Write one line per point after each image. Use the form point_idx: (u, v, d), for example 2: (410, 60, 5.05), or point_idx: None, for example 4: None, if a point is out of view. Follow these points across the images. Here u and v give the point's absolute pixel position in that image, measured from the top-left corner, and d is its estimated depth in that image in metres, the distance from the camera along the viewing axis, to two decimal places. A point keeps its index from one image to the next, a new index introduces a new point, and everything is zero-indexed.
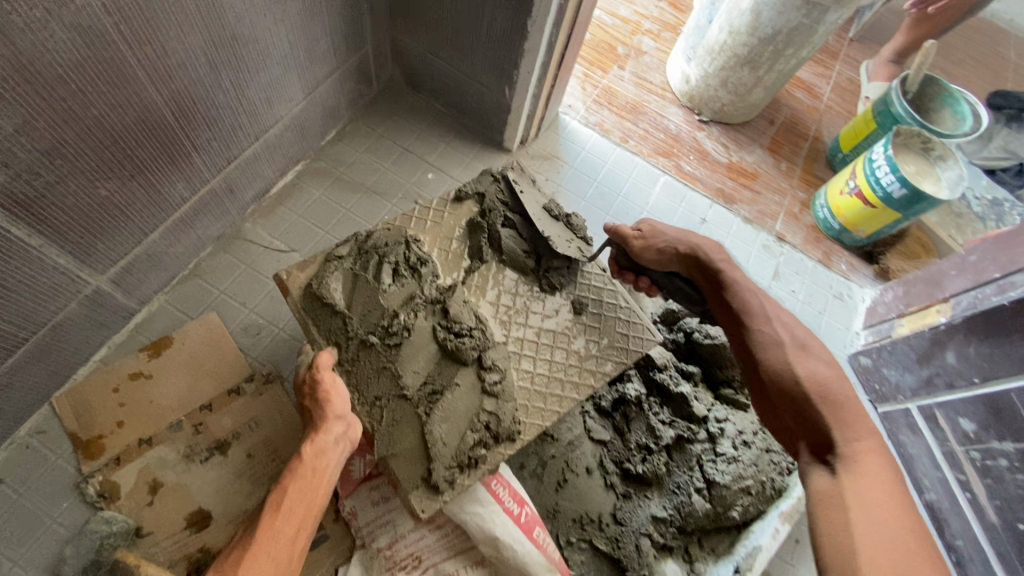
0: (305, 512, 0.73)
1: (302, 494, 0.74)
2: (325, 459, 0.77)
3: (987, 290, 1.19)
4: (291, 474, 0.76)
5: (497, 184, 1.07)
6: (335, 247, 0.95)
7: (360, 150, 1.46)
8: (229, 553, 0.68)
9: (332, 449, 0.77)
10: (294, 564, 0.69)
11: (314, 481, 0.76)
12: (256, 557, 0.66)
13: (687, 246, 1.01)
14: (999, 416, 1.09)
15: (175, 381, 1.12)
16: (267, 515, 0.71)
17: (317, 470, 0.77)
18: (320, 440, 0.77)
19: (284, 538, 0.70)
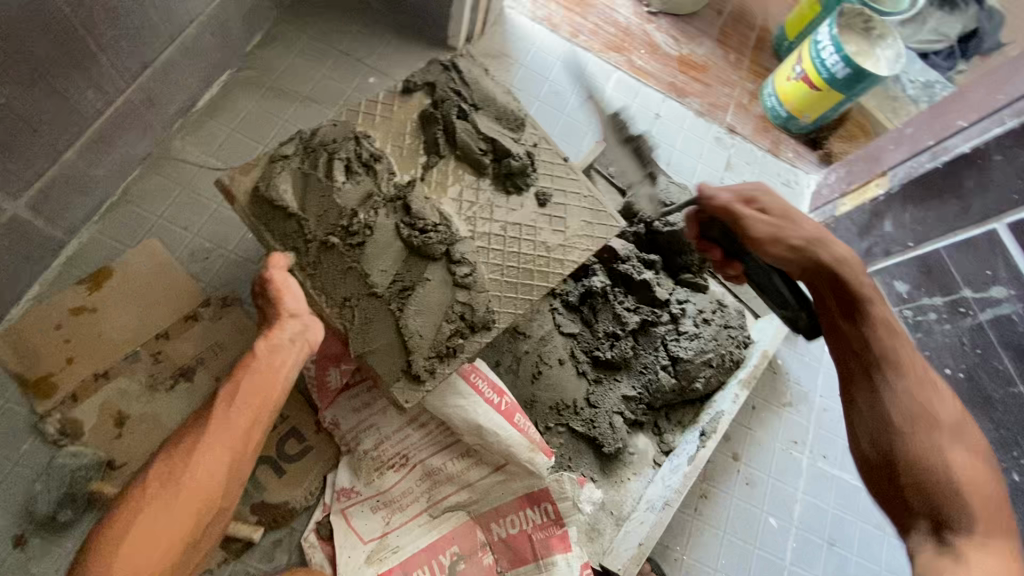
0: (260, 405, 0.67)
1: (255, 388, 0.68)
2: (280, 355, 0.71)
3: (922, 158, 1.25)
4: (245, 366, 0.69)
5: (447, 73, 1.01)
6: (280, 147, 0.89)
7: (292, 55, 1.35)
8: (179, 438, 0.64)
9: (287, 347, 0.72)
10: (252, 455, 0.66)
11: (268, 377, 0.69)
12: (208, 446, 0.63)
13: (823, 252, 0.80)
14: (929, 274, 1.24)
15: (124, 313, 1.05)
16: (218, 406, 0.66)
17: (272, 367, 0.70)
18: (274, 338, 0.72)
19: (237, 431, 0.65)
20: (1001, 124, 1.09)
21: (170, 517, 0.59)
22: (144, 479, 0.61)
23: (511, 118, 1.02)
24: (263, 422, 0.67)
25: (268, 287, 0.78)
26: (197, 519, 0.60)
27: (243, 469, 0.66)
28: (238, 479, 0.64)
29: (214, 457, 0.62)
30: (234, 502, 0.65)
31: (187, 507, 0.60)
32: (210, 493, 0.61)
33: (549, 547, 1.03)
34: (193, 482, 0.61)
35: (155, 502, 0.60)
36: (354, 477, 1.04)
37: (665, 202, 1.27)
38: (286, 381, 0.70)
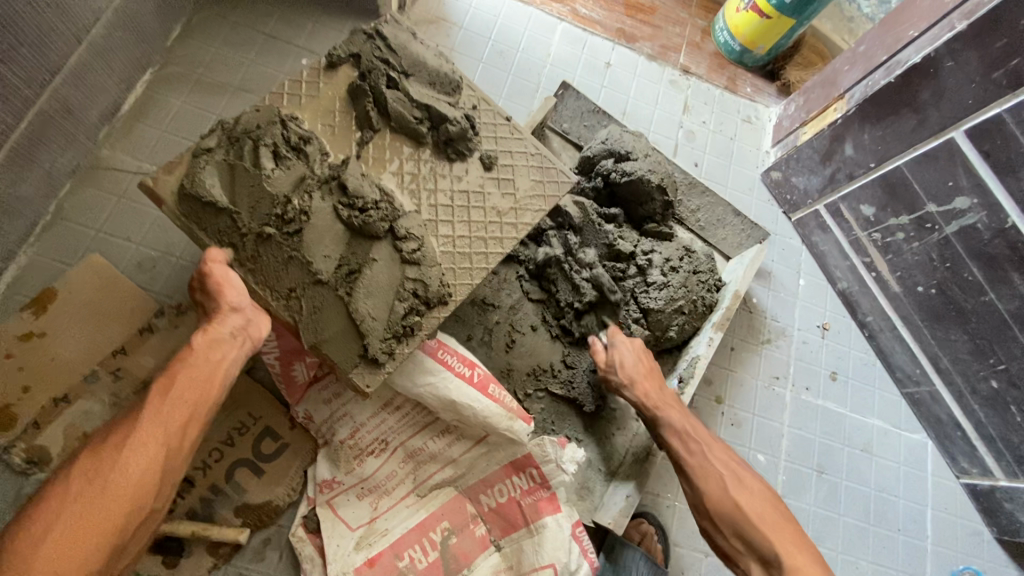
0: (198, 400, 0.67)
1: (193, 382, 0.68)
2: (219, 351, 0.71)
3: (876, 75, 1.22)
4: (183, 361, 0.69)
5: (371, 41, 0.96)
6: (201, 140, 0.85)
7: (217, 45, 1.28)
8: (110, 433, 0.63)
9: (228, 342, 0.72)
10: (186, 451, 0.65)
11: (208, 371, 0.69)
12: (140, 442, 0.62)
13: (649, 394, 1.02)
14: (893, 193, 1.23)
15: (75, 333, 1.02)
16: (152, 399, 0.65)
17: (212, 363, 0.70)
18: (213, 331, 0.71)
19: (172, 425, 0.64)
20: (952, 29, 1.05)
21: (100, 513, 0.58)
22: (72, 473, 0.60)
23: (445, 82, 0.97)
24: (200, 419, 0.67)
25: (208, 281, 0.76)
26: (127, 515, 0.59)
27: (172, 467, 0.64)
28: (171, 475, 0.63)
29: (147, 453, 0.62)
30: (167, 503, 0.64)
31: (118, 501, 0.59)
32: (142, 487, 0.60)
33: (538, 511, 1.04)
34: (122, 477, 0.60)
35: (81, 498, 0.58)
36: (333, 467, 1.02)
37: (619, 153, 1.24)
38: (224, 378, 0.70)
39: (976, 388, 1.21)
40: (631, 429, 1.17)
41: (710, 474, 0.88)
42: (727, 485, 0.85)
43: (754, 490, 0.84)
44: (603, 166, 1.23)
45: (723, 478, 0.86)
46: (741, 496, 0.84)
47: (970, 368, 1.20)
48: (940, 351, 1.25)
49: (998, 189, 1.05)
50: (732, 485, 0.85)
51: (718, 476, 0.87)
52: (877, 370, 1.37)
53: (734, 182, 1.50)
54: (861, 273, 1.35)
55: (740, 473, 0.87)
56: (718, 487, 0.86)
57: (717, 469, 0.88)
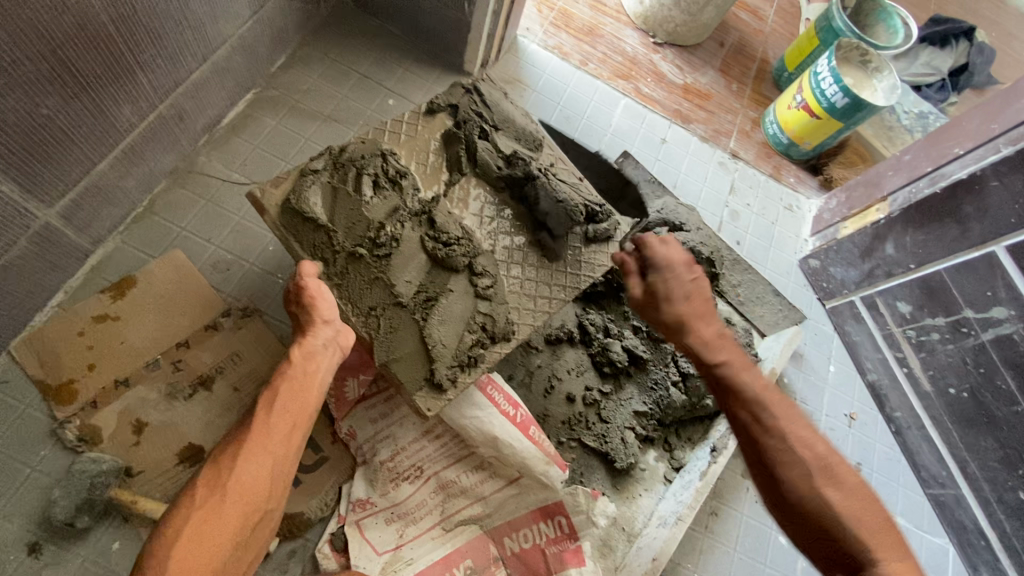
0: (298, 410, 0.72)
1: (294, 395, 0.73)
2: (315, 362, 0.77)
3: (920, 183, 1.31)
4: (283, 374, 0.74)
5: (468, 96, 1.06)
6: (310, 162, 0.93)
7: (314, 76, 1.40)
8: (224, 448, 0.68)
9: (321, 352, 0.78)
10: (293, 459, 0.70)
11: (306, 383, 0.75)
12: (253, 450, 0.66)
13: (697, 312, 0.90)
14: (931, 295, 1.29)
15: (146, 321, 1.07)
16: (259, 413, 0.70)
17: (308, 372, 0.76)
18: (309, 343, 0.77)
19: (278, 435, 0.69)
20: (997, 152, 1.15)
21: (220, 518, 0.62)
22: (194, 486, 0.64)
23: (530, 139, 1.06)
24: (303, 427, 0.72)
25: (303, 295, 0.82)
26: (245, 519, 0.63)
27: (280, 472, 0.68)
28: (282, 482, 0.68)
29: (260, 462, 0.66)
30: (279, 504, 0.67)
31: (235, 508, 0.63)
32: (256, 493, 0.65)
33: (563, 561, 1.04)
34: (240, 484, 0.64)
35: (204, 507, 0.62)
36: (369, 487, 1.04)
37: (673, 224, 1.32)
38: (319, 388, 0.76)
39: (1003, 497, 1.20)
40: None
41: (846, 483, 0.72)
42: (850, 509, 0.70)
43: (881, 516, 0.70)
44: (656, 233, 1.31)
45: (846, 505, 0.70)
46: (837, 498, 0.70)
47: (999, 478, 1.20)
48: (968, 456, 1.26)
49: None
50: (868, 507, 0.71)
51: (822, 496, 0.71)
52: (902, 467, 1.37)
53: (773, 264, 1.56)
54: (893, 368, 1.38)
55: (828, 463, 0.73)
56: (845, 503, 0.70)
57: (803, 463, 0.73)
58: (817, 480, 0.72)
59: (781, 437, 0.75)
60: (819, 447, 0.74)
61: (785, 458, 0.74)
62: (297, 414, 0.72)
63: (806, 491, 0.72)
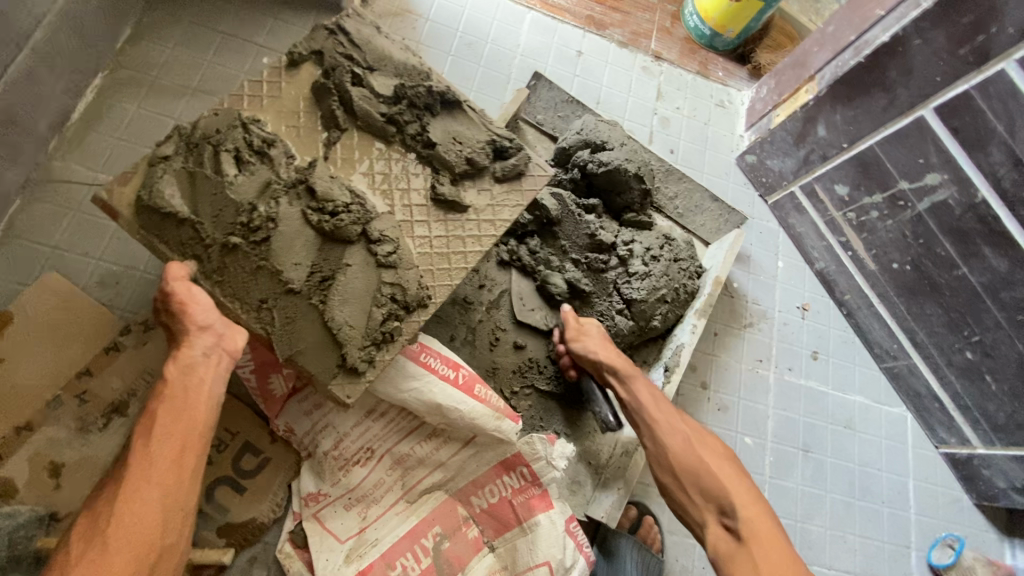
0: (184, 431, 0.66)
1: (177, 418, 0.67)
2: (196, 374, 0.70)
3: (845, 55, 1.23)
4: (160, 395, 0.68)
5: (333, 37, 0.93)
6: (158, 148, 0.81)
7: (171, 45, 1.22)
8: (104, 491, 0.62)
9: (201, 363, 0.71)
10: (188, 487, 0.64)
11: (188, 401, 0.68)
12: (132, 488, 0.61)
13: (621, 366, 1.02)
14: (867, 172, 1.24)
15: (35, 357, 0.97)
16: (137, 445, 0.64)
17: (190, 387, 0.69)
18: (184, 356, 0.70)
19: (162, 466, 0.63)
20: (917, 7, 1.07)
21: (102, 568, 0.56)
22: (72, 541, 0.59)
23: (414, 74, 0.94)
24: (194, 450, 0.66)
25: (171, 302, 0.73)
26: (137, 565, 0.58)
27: (172, 502, 0.62)
28: (179, 512, 0.63)
29: (142, 498, 0.61)
30: (181, 537, 0.63)
31: (122, 555, 0.58)
32: (145, 532, 0.59)
33: (530, 508, 1.03)
34: (122, 528, 0.59)
35: (84, 562, 0.57)
36: (319, 479, 1.00)
37: (594, 143, 1.23)
38: (208, 402, 0.70)
39: (952, 360, 1.23)
40: (600, 411, 1.08)
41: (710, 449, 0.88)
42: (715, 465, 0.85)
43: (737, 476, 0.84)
44: (579, 156, 1.22)
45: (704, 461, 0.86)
46: (704, 454, 0.87)
47: (945, 341, 1.23)
48: (916, 326, 1.27)
49: (967, 163, 1.07)
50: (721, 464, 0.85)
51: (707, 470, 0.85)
52: (856, 347, 1.39)
53: (711, 167, 1.49)
54: (838, 252, 1.37)
55: (702, 435, 0.91)
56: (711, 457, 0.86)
57: (683, 432, 0.91)
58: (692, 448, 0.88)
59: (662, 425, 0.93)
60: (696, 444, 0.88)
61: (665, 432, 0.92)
62: (184, 436, 0.66)
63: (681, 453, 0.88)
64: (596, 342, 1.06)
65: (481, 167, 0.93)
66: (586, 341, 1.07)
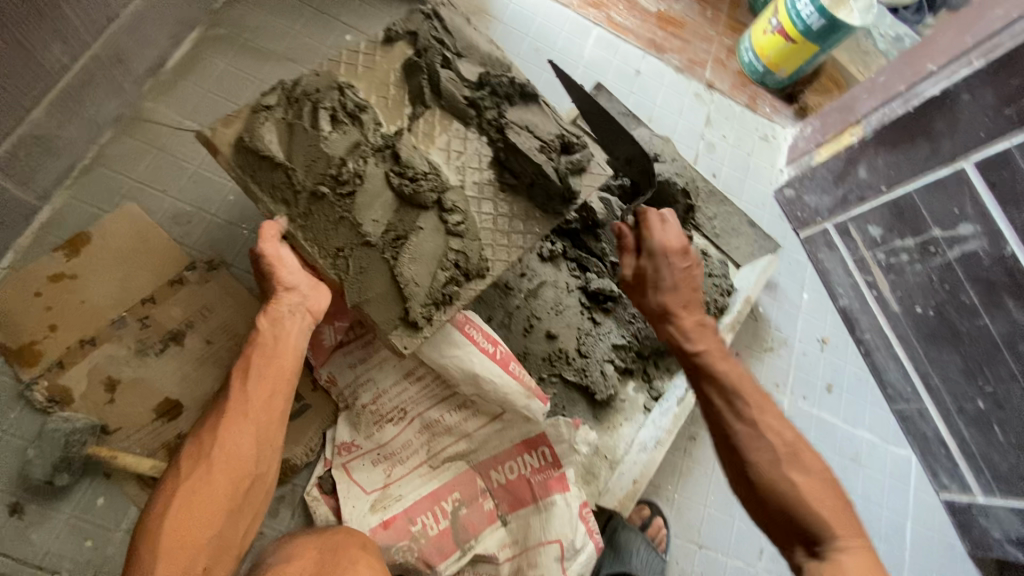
0: (274, 376, 0.74)
1: (268, 363, 0.75)
2: (283, 326, 0.80)
3: (894, 105, 1.31)
4: (255, 342, 0.77)
5: (429, 22, 1.01)
6: (262, 98, 0.88)
7: (264, 11, 1.30)
8: (206, 419, 0.70)
9: (288, 318, 0.81)
10: (278, 423, 0.72)
11: (278, 350, 0.77)
12: (233, 418, 0.69)
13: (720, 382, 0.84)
14: (901, 216, 1.30)
15: (107, 278, 1.03)
16: (234, 383, 0.72)
17: (279, 338, 0.78)
18: (274, 310, 0.80)
19: (257, 404, 0.71)
20: (969, 66, 1.14)
21: (207, 485, 0.64)
22: (179, 460, 0.66)
23: (497, 65, 1.01)
24: (283, 393, 0.74)
25: (262, 260, 0.81)
26: (235, 485, 0.66)
27: (265, 436, 0.70)
28: (270, 446, 0.71)
29: (241, 428, 0.69)
30: (271, 467, 0.70)
31: (223, 475, 0.65)
32: (243, 458, 0.67)
33: (547, 488, 1.07)
34: (224, 452, 0.66)
35: (190, 477, 0.64)
36: (353, 431, 1.04)
37: (648, 155, 1.29)
38: (293, 354, 0.78)
39: (963, 407, 1.26)
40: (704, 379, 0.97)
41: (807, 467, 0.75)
42: (812, 494, 0.73)
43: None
44: (632, 165, 1.26)
45: (802, 489, 0.73)
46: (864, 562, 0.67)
47: (959, 388, 1.27)
48: (931, 370, 1.31)
49: (1002, 220, 1.10)
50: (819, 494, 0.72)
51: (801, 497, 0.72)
52: (868, 384, 1.47)
53: (749, 195, 1.56)
54: (863, 291, 1.42)
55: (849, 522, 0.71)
56: (809, 485, 0.73)
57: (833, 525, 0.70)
58: (785, 470, 0.74)
59: (752, 431, 0.78)
60: (792, 475, 0.74)
61: (750, 439, 0.78)
62: (274, 381, 0.74)
63: (770, 474, 0.75)
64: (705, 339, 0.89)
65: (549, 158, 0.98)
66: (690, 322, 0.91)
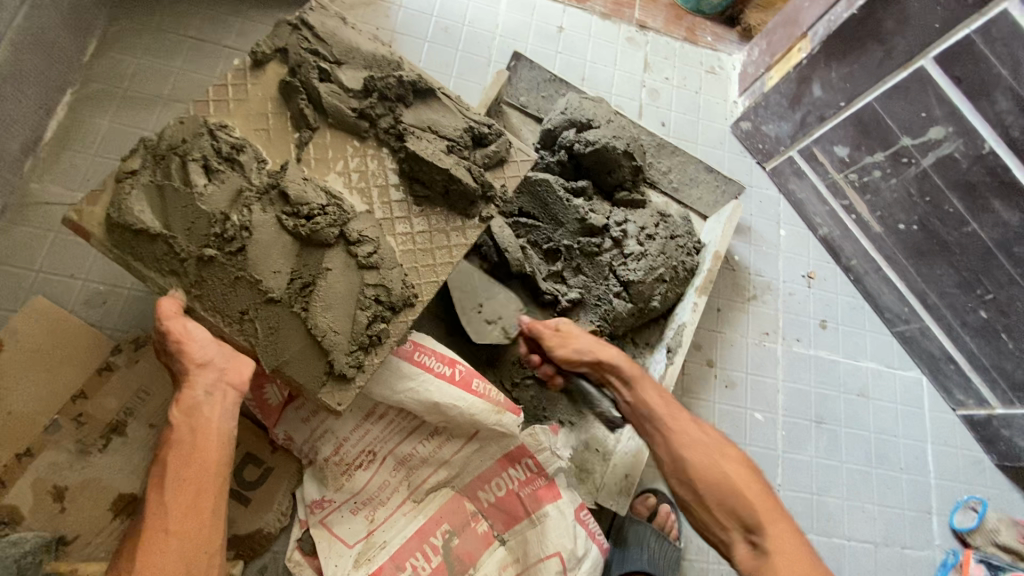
0: (196, 477, 0.66)
1: (187, 461, 0.66)
2: (201, 415, 0.69)
3: (838, 9, 1.18)
4: (169, 441, 0.68)
5: (297, 33, 0.90)
6: (124, 163, 0.79)
7: (139, 54, 1.19)
8: (125, 546, 0.63)
9: (205, 402, 0.70)
10: (209, 531, 0.64)
11: (196, 444, 0.68)
12: (150, 544, 0.61)
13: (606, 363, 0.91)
14: (866, 130, 1.19)
15: (28, 383, 0.96)
16: (151, 497, 0.64)
17: (197, 429, 0.69)
18: (185, 398, 0.70)
19: (179, 514, 0.63)
20: None
21: None
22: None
23: (384, 65, 0.91)
24: (209, 491, 0.66)
25: (168, 341, 0.72)
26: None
27: (195, 551, 0.63)
28: (203, 557, 0.63)
29: (164, 552, 0.61)
30: None
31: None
32: None
33: (539, 499, 1.02)
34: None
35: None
36: (321, 486, 0.99)
37: (580, 122, 1.18)
38: (218, 443, 0.69)
39: (965, 320, 1.19)
40: (601, 408, 0.96)
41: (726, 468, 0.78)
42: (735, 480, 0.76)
43: (781, 528, 0.73)
44: (565, 137, 1.17)
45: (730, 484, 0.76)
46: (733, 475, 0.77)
47: (958, 301, 1.19)
48: (926, 287, 1.23)
49: (970, 113, 1.02)
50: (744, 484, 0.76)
51: (731, 483, 0.76)
52: (865, 313, 1.35)
53: (704, 136, 1.44)
54: (841, 217, 1.32)
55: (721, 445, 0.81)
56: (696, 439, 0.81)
57: (711, 464, 0.78)
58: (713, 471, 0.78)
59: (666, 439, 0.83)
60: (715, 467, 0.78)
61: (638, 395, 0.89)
62: (198, 482, 0.66)
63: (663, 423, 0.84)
64: (588, 346, 0.92)
65: (462, 156, 0.89)
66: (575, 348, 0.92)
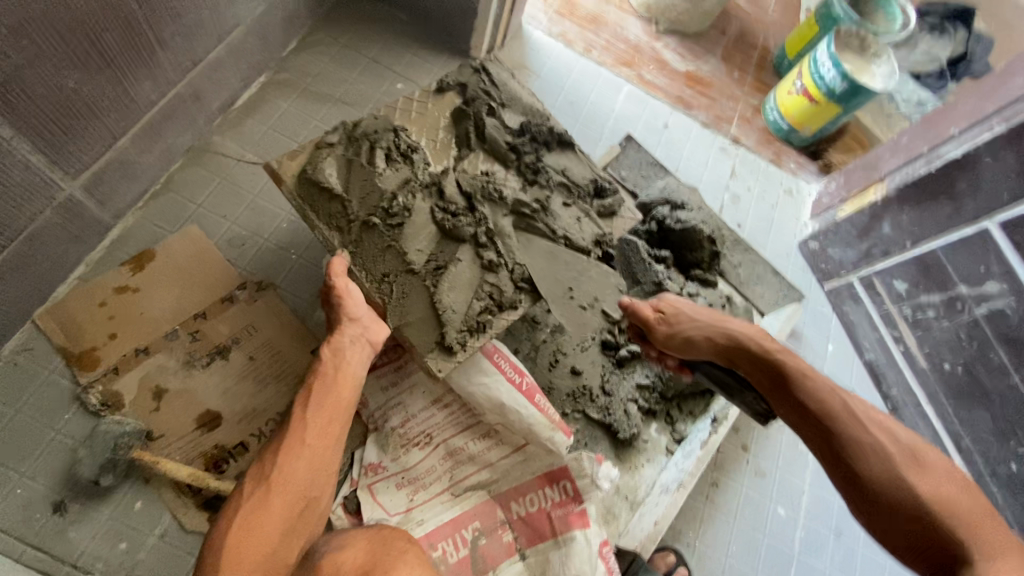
0: (333, 406, 0.82)
1: (328, 392, 0.82)
2: (342, 359, 0.85)
3: (916, 164, 1.34)
4: (317, 371, 0.84)
5: (478, 75, 1.10)
6: (325, 137, 0.97)
7: (325, 60, 1.43)
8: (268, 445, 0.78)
9: (349, 348, 0.86)
10: (332, 452, 0.79)
11: (337, 380, 0.83)
12: (291, 446, 0.76)
13: (722, 333, 0.97)
14: (927, 272, 1.33)
15: (164, 293, 1.11)
16: (296, 412, 0.80)
17: (339, 368, 0.85)
18: (335, 340, 0.86)
19: (315, 430, 0.78)
20: (990, 130, 1.18)
21: (264, 508, 0.71)
22: (243, 482, 0.73)
23: (537, 115, 1.10)
24: (339, 421, 0.81)
25: (331, 294, 0.89)
26: (289, 507, 0.72)
27: (318, 464, 0.76)
28: (324, 472, 0.77)
29: (299, 455, 0.76)
30: (323, 494, 0.77)
31: (280, 498, 0.72)
32: (297, 485, 0.74)
33: (568, 523, 1.07)
34: (282, 476, 0.74)
35: (253, 497, 0.72)
36: (381, 452, 1.08)
37: (675, 202, 1.34)
38: (352, 380, 0.85)
39: (995, 470, 1.21)
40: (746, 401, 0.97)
41: (934, 474, 0.72)
42: (936, 491, 0.71)
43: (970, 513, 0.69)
44: (658, 211, 1.33)
45: (935, 493, 0.70)
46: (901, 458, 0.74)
47: (990, 450, 1.22)
48: (962, 430, 1.28)
49: None
50: (960, 492, 0.71)
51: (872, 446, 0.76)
52: None
53: (774, 246, 1.60)
54: (889, 346, 1.42)
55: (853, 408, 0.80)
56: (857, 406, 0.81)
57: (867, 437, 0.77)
58: (903, 469, 0.73)
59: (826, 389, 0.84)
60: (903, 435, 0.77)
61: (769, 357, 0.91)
62: (332, 411, 0.81)
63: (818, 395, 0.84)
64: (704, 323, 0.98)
65: (585, 202, 1.08)
66: (685, 329, 0.98)
